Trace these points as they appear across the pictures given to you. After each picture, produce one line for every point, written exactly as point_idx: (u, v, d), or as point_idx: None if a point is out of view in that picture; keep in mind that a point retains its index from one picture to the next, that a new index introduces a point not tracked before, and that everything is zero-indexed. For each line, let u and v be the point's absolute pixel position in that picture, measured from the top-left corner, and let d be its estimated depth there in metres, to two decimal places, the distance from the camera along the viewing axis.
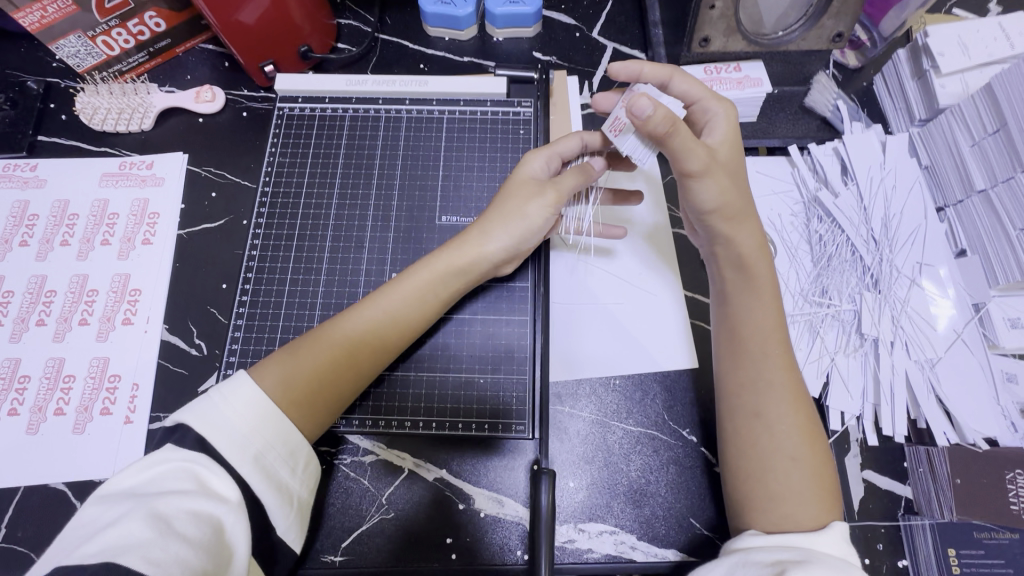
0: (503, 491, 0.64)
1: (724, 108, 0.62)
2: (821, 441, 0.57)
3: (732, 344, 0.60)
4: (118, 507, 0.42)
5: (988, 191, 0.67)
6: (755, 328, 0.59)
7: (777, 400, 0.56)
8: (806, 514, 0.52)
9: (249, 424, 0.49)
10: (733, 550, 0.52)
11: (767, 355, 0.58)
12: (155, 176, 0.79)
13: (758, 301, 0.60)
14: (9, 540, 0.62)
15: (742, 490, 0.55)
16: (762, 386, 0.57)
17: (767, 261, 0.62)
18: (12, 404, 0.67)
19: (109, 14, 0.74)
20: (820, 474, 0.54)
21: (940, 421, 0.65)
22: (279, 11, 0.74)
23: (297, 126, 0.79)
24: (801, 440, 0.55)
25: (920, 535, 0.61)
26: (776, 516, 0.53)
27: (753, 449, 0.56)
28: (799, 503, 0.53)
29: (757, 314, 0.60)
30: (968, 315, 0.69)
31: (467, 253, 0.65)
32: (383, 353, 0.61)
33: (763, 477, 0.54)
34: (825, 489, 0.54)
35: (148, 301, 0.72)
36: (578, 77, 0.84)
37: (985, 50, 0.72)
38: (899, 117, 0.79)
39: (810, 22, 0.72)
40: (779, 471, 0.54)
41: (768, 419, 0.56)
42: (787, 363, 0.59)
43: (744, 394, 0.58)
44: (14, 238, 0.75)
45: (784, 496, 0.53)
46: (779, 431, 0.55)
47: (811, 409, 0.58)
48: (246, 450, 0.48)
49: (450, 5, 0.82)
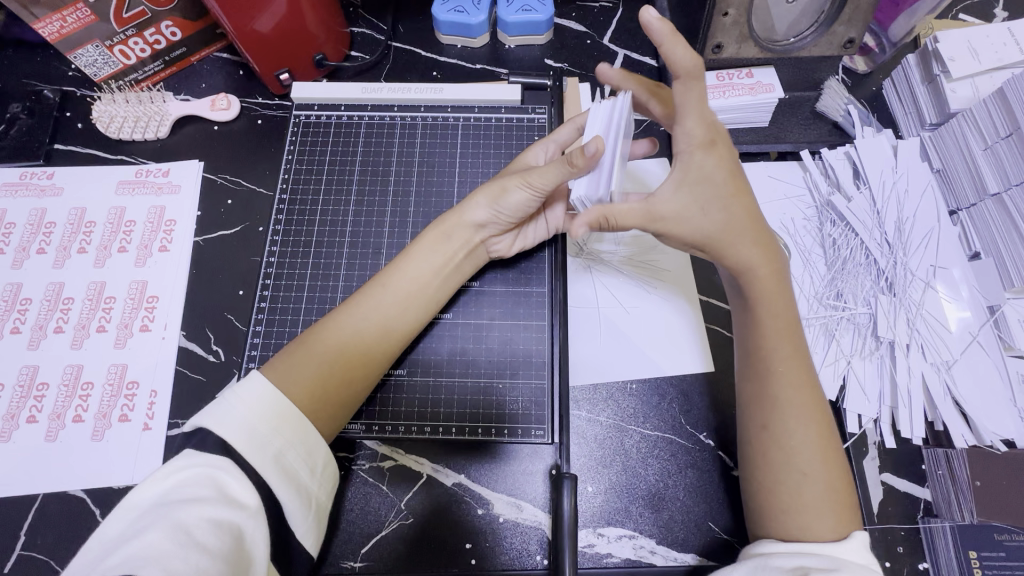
0: (521, 496, 0.64)
1: (703, 158, 0.59)
2: (838, 453, 0.56)
3: (750, 353, 0.60)
4: (140, 519, 0.42)
5: (1002, 194, 0.68)
6: (769, 343, 0.59)
7: (791, 413, 0.56)
8: (821, 526, 0.52)
9: (269, 425, 0.50)
10: (752, 556, 0.52)
11: (780, 369, 0.58)
12: (171, 183, 0.79)
13: (765, 319, 0.60)
14: (30, 548, 0.62)
15: (761, 498, 0.56)
16: (777, 401, 0.57)
17: (773, 276, 0.60)
18: (30, 412, 0.67)
19: (127, 23, 0.75)
20: (836, 485, 0.54)
21: (958, 424, 0.65)
22: (295, 20, 0.74)
23: (313, 133, 0.80)
24: (815, 452, 0.55)
25: (941, 538, 0.61)
26: (793, 524, 0.53)
27: (767, 460, 0.56)
28: (815, 514, 0.53)
29: (765, 326, 0.60)
30: (984, 318, 0.69)
31: (454, 223, 0.66)
32: (400, 338, 0.62)
33: (777, 488, 0.55)
34: (841, 501, 0.54)
35: (166, 307, 0.73)
36: (590, 84, 0.85)
37: (995, 56, 0.73)
38: (910, 122, 0.79)
39: (822, 29, 0.73)
40: (793, 484, 0.54)
41: (780, 431, 0.56)
42: (803, 375, 0.58)
43: (761, 406, 0.58)
44: (31, 246, 0.75)
45: (800, 506, 0.53)
46: (795, 444, 0.55)
47: (829, 420, 0.57)
48: (265, 453, 0.48)
49: (464, 13, 0.83)
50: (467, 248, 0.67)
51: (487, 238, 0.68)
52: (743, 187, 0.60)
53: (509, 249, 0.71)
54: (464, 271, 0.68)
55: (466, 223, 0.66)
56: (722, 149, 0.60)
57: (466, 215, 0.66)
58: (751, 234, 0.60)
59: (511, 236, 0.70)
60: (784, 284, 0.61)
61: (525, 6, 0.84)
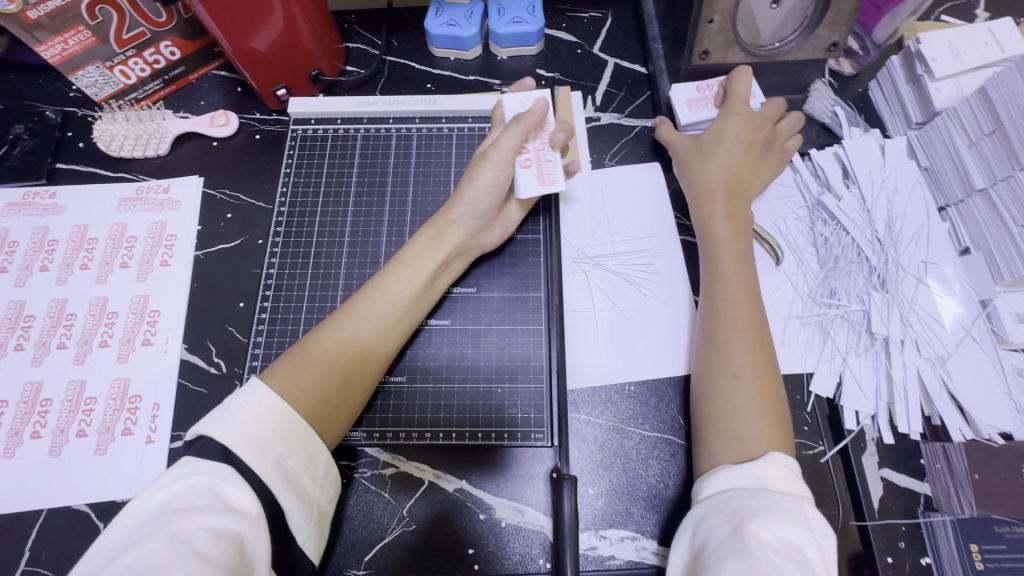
0: (523, 500, 0.65)
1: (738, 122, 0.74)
2: (772, 373, 0.60)
3: (708, 274, 0.67)
4: (140, 529, 0.42)
5: (988, 189, 0.69)
6: (716, 266, 0.66)
7: (736, 324, 0.62)
8: (751, 434, 0.55)
9: (269, 431, 0.50)
10: (700, 499, 0.54)
11: (728, 284, 0.64)
12: (171, 200, 0.80)
13: (719, 245, 0.68)
14: (34, 564, 0.62)
15: (704, 411, 0.59)
16: (729, 313, 0.63)
17: (730, 207, 0.69)
18: (34, 427, 0.68)
19: (126, 44, 0.77)
20: (767, 399, 0.58)
21: (955, 418, 0.66)
22: (291, 37, 0.76)
23: (310, 147, 0.81)
24: (750, 362, 0.59)
25: (941, 533, 0.61)
26: (730, 430, 0.56)
27: (712, 368, 0.60)
28: (746, 420, 0.56)
29: (717, 251, 0.67)
30: (976, 312, 0.69)
31: (439, 221, 0.68)
32: (396, 339, 0.63)
33: (717, 396, 0.59)
34: (774, 415, 0.57)
35: (168, 321, 0.74)
36: (581, 92, 0.87)
37: (976, 55, 0.74)
38: (896, 121, 0.81)
39: (807, 33, 0.74)
40: (730, 388, 0.58)
41: (722, 339, 0.61)
42: (746, 297, 0.64)
43: (715, 317, 0.63)
44: (34, 264, 0.76)
45: (733, 410, 0.57)
46: (731, 352, 0.60)
47: (766, 342, 0.62)
48: (267, 455, 0.49)
49: (456, 27, 0.85)
50: (460, 246, 0.68)
51: (477, 234, 0.70)
52: (752, 148, 0.73)
53: (499, 239, 0.73)
54: (456, 263, 0.70)
55: (455, 224, 0.68)
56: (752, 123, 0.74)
57: (455, 214, 0.68)
58: (730, 176, 0.71)
59: (498, 226, 0.73)
60: (740, 217, 0.69)
61: (516, 18, 0.86)
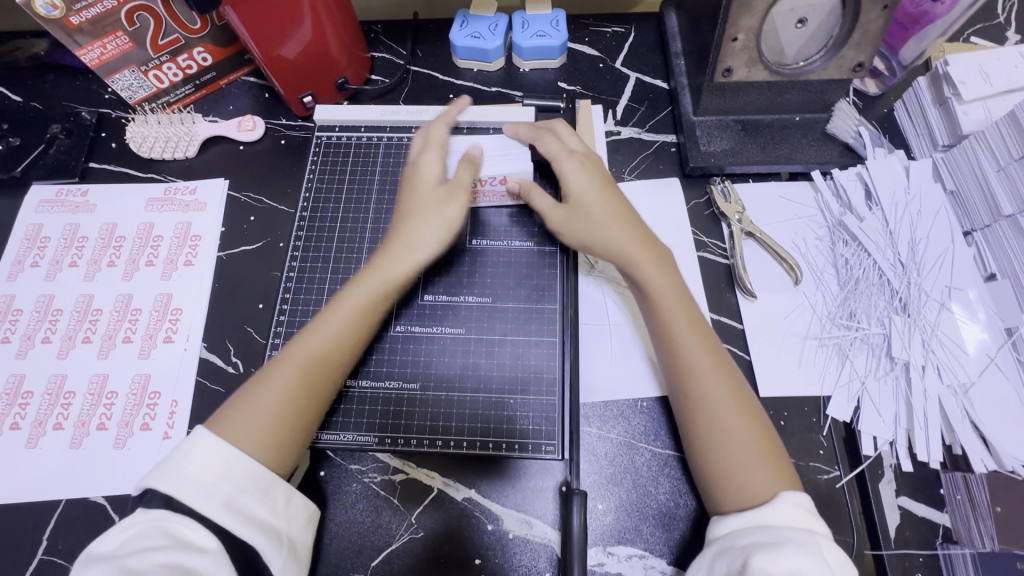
0: (531, 512, 0.64)
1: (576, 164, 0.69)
2: (754, 406, 0.58)
3: (657, 328, 0.63)
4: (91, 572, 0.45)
5: (1016, 215, 0.68)
6: (664, 315, 0.62)
7: (702, 379, 0.58)
8: (759, 477, 0.53)
9: (209, 473, 0.51)
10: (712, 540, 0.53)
11: (681, 337, 0.60)
12: (197, 201, 0.83)
13: (663, 296, 0.62)
14: (50, 553, 0.63)
15: (704, 462, 0.56)
16: (693, 368, 0.59)
17: (655, 256, 0.65)
18: (57, 419, 0.70)
19: (161, 50, 0.80)
20: (760, 436, 0.56)
21: (977, 447, 0.64)
22: (320, 46, 0.78)
23: (334, 153, 0.83)
24: (728, 404, 0.57)
25: (961, 566, 0.59)
26: (739, 481, 0.54)
27: (699, 421, 0.57)
28: (750, 467, 0.54)
29: (663, 303, 0.62)
30: (1001, 340, 0.68)
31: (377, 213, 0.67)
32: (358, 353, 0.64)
33: (713, 450, 0.56)
34: (769, 449, 0.56)
35: (189, 319, 0.75)
36: (602, 106, 0.87)
37: (1006, 78, 0.74)
38: (922, 142, 0.80)
39: (831, 53, 0.73)
40: (722, 442, 0.56)
41: (698, 396, 0.58)
42: (702, 338, 0.61)
43: (682, 372, 0.59)
44: (63, 259, 0.79)
45: (734, 461, 0.54)
46: (711, 403, 0.57)
47: (735, 375, 0.60)
48: (214, 499, 0.50)
49: (480, 39, 0.87)
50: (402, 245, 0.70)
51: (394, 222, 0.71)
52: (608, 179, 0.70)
53: None
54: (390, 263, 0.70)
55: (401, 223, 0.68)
56: (596, 168, 0.70)
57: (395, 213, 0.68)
58: (626, 224, 0.66)
59: None
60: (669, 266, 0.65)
61: (539, 31, 0.87)
